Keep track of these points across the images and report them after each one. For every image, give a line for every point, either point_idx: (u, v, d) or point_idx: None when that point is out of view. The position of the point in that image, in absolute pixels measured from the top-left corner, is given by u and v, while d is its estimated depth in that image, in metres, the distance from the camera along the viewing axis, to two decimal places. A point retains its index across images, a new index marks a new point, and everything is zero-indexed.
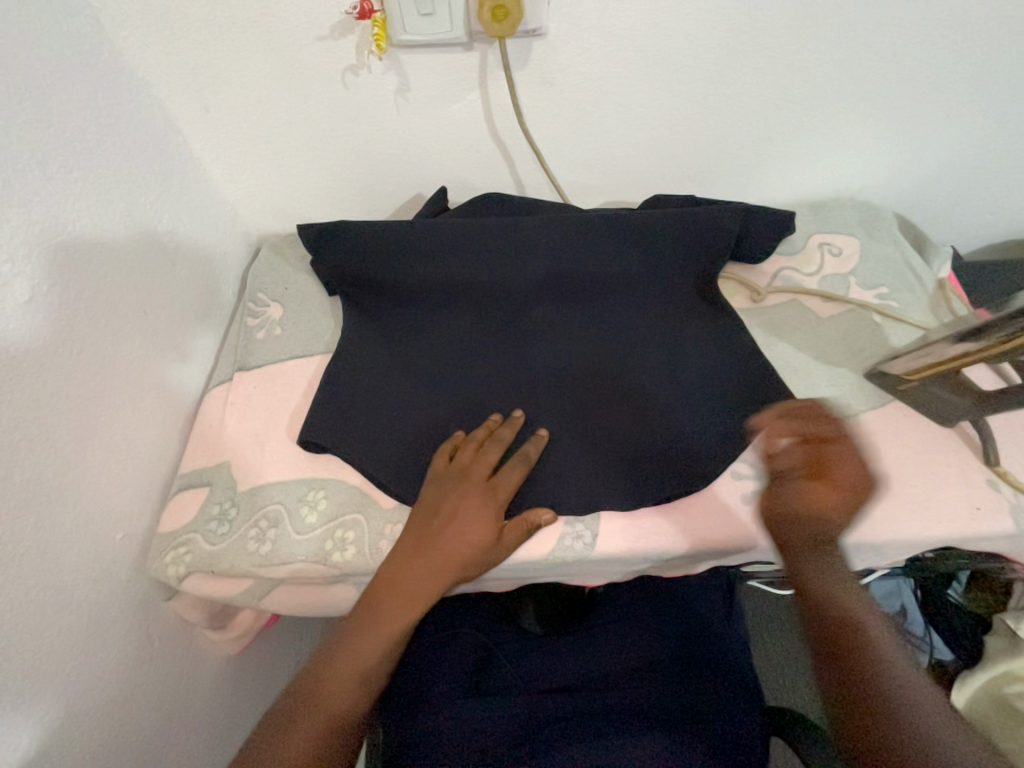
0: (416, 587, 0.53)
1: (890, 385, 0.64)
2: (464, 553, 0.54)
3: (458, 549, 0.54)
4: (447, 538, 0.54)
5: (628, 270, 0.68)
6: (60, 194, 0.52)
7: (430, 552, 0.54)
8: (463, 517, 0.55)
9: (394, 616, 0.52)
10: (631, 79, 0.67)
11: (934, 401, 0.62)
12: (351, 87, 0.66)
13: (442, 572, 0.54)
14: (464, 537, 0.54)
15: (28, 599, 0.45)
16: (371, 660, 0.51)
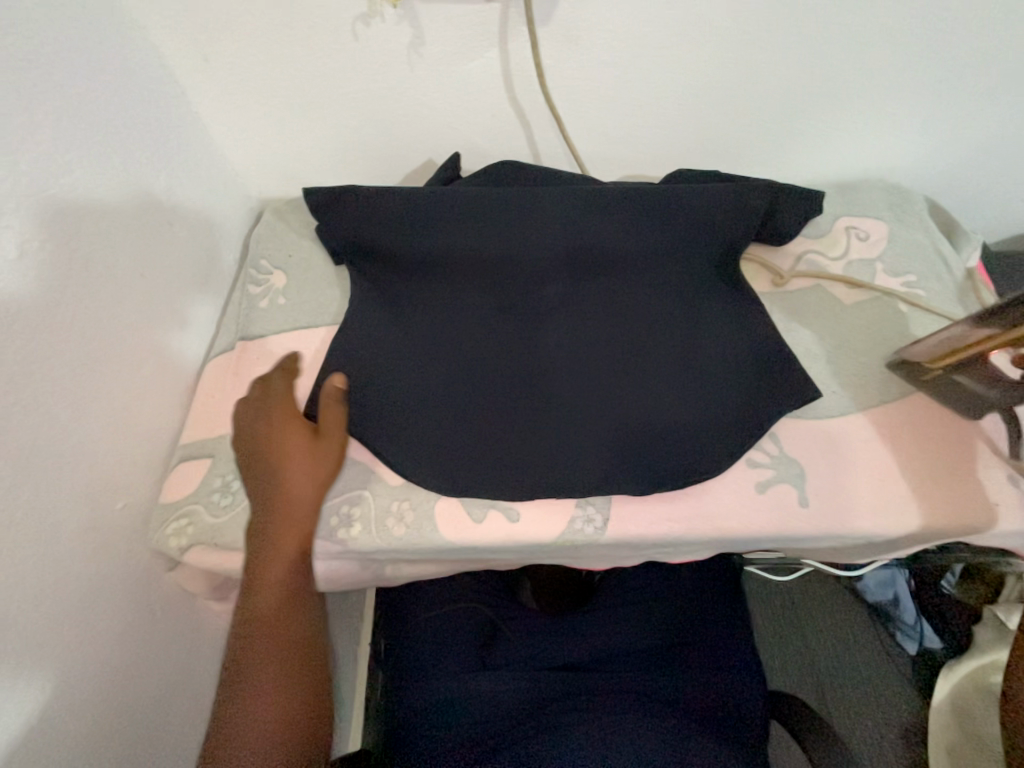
0: (284, 525, 0.52)
1: (910, 378, 0.62)
2: (318, 474, 0.53)
3: (306, 473, 0.53)
4: (293, 469, 0.53)
5: (649, 248, 0.65)
6: (50, 145, 0.49)
7: (292, 471, 0.53)
8: (285, 445, 0.54)
9: (280, 551, 0.51)
10: (661, 41, 0.63)
11: (960, 393, 0.59)
12: (361, 39, 0.62)
13: (305, 500, 0.53)
14: (306, 462, 0.53)
15: (26, 566, 0.44)
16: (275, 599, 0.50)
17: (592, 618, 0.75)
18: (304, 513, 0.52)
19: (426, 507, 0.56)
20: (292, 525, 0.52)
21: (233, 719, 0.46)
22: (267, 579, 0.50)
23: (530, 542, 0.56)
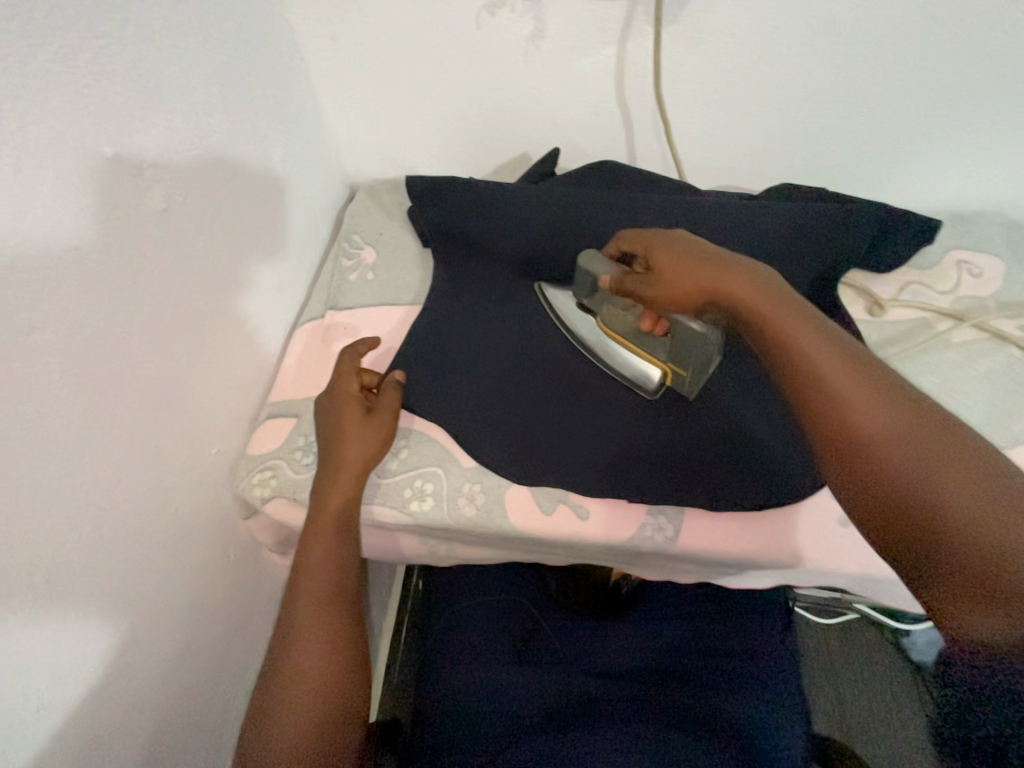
0: (328, 496, 0.53)
1: (683, 386, 0.56)
2: (366, 451, 0.54)
3: (352, 450, 0.54)
4: (339, 446, 0.54)
5: (747, 260, 0.63)
6: (203, 105, 0.52)
7: (346, 456, 0.53)
8: (338, 425, 0.55)
9: (331, 535, 0.51)
10: (786, 48, 0.61)
11: (683, 345, 0.52)
12: (484, 28, 0.63)
13: (349, 473, 0.53)
14: (354, 439, 0.54)
15: (136, 494, 0.47)
16: (323, 583, 0.50)
17: (635, 632, 0.74)
18: (348, 487, 0.53)
19: (497, 492, 0.57)
20: (334, 496, 0.52)
21: (271, 705, 0.45)
22: (311, 545, 0.51)
23: (598, 541, 0.55)
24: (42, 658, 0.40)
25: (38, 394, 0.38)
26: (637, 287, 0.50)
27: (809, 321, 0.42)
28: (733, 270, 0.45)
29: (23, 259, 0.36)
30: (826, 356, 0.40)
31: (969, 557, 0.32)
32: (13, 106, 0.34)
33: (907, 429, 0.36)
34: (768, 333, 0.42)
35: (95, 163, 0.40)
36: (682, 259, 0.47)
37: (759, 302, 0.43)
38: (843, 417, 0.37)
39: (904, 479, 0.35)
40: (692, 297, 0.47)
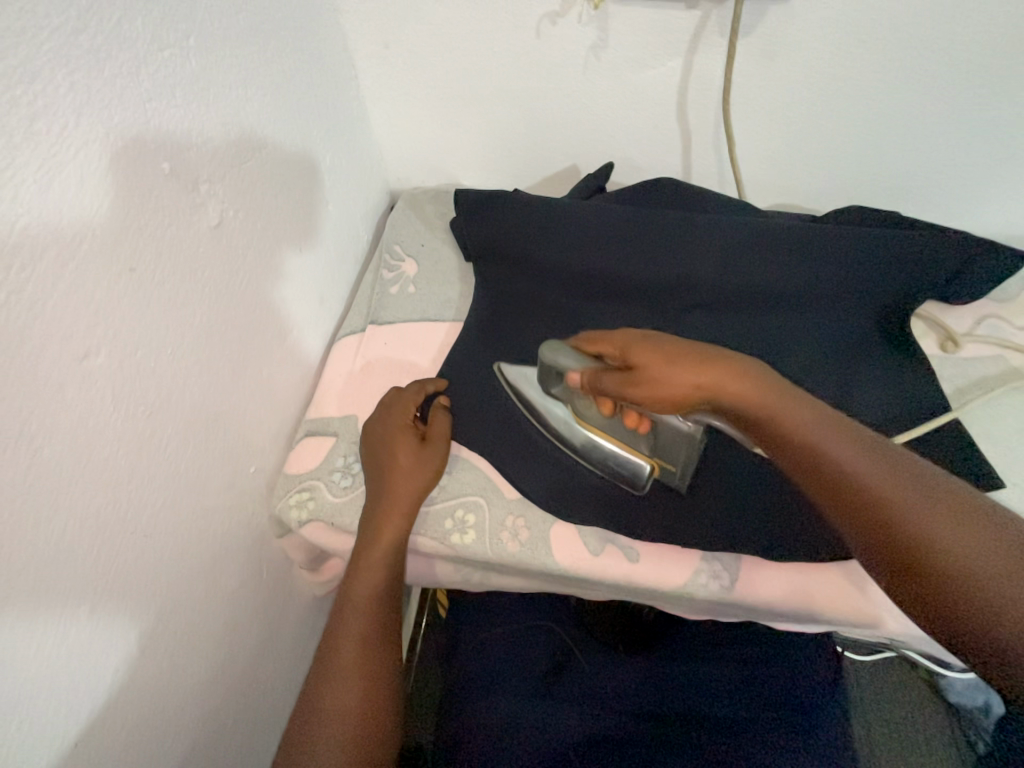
0: (379, 530, 0.51)
1: (672, 480, 0.53)
2: (417, 486, 0.53)
3: (405, 483, 0.53)
4: (393, 478, 0.53)
5: (814, 289, 0.59)
6: (259, 116, 0.50)
7: (398, 488, 0.52)
8: (391, 455, 0.54)
9: (376, 567, 0.50)
10: (868, 65, 0.57)
11: (671, 439, 0.51)
12: (544, 38, 0.60)
13: (401, 509, 0.52)
14: (407, 470, 0.53)
15: (179, 519, 0.46)
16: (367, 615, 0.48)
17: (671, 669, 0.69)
18: (398, 518, 0.52)
19: (542, 528, 0.54)
20: (386, 529, 0.51)
21: (305, 738, 0.43)
22: (357, 578, 0.49)
23: (649, 585, 0.53)
24: (83, 691, 0.38)
25: (91, 421, 0.37)
26: (618, 388, 0.46)
27: (811, 411, 0.41)
28: (717, 367, 0.43)
29: (82, 283, 0.35)
30: (845, 453, 0.39)
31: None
32: (78, 125, 0.33)
33: (949, 523, 0.35)
34: (779, 430, 0.41)
35: (152, 181, 0.39)
36: (658, 356, 0.44)
37: (756, 395, 0.42)
38: (882, 521, 0.36)
39: (967, 582, 0.33)
40: (684, 394, 0.44)
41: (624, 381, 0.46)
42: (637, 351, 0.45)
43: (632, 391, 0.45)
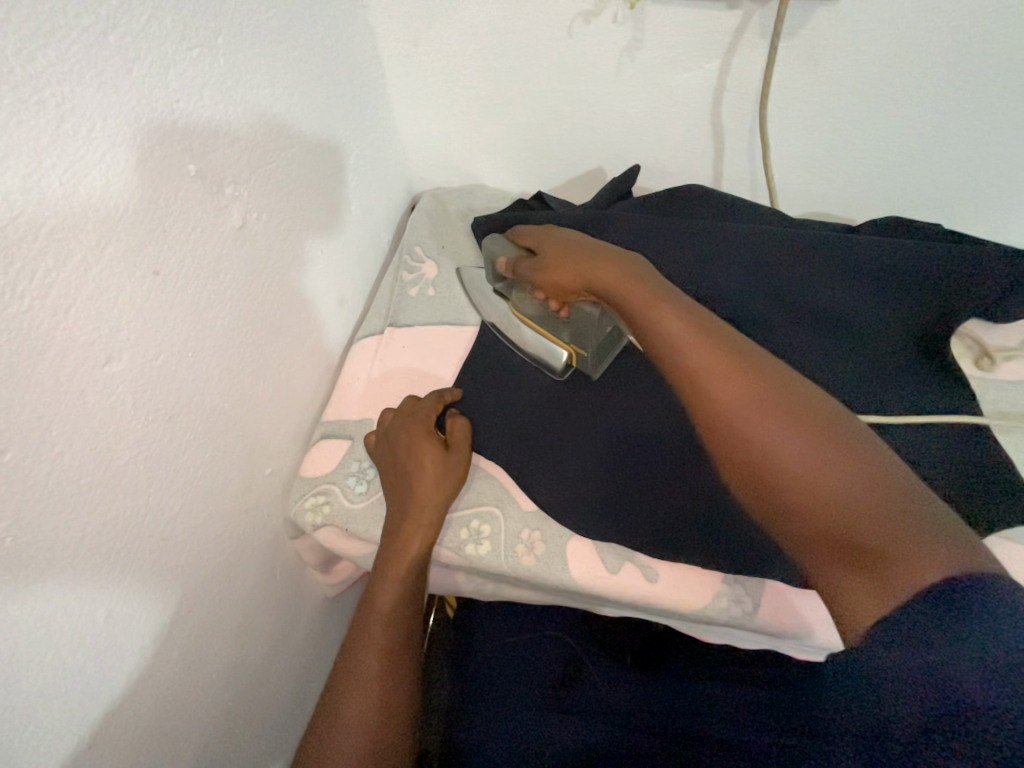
0: (405, 542, 0.50)
1: (587, 368, 0.57)
2: (442, 496, 0.52)
3: (431, 492, 0.52)
4: (418, 487, 0.52)
5: (850, 304, 0.56)
6: (285, 115, 0.49)
7: (421, 494, 0.52)
8: (416, 463, 0.53)
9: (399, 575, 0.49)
10: (917, 70, 0.54)
11: (584, 322, 0.56)
12: (576, 37, 0.58)
13: (426, 518, 0.51)
14: (431, 478, 0.52)
15: (196, 522, 0.45)
16: (388, 624, 0.48)
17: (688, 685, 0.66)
18: (422, 527, 0.51)
19: (559, 543, 0.53)
20: (413, 540, 0.50)
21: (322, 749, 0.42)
22: (381, 587, 0.49)
23: (667, 605, 0.51)
24: (97, 693, 0.39)
25: (112, 426, 0.36)
26: (530, 272, 0.56)
27: (674, 308, 0.43)
28: (597, 263, 0.48)
29: (106, 288, 0.34)
30: (694, 342, 0.41)
31: (833, 521, 0.33)
32: (105, 127, 0.32)
33: (774, 405, 0.37)
34: (642, 322, 0.44)
35: (177, 183, 0.38)
36: (562, 247, 0.52)
37: (625, 290, 0.46)
38: (712, 398, 0.38)
39: (775, 454, 0.35)
40: (572, 281, 0.51)
41: (534, 266, 0.55)
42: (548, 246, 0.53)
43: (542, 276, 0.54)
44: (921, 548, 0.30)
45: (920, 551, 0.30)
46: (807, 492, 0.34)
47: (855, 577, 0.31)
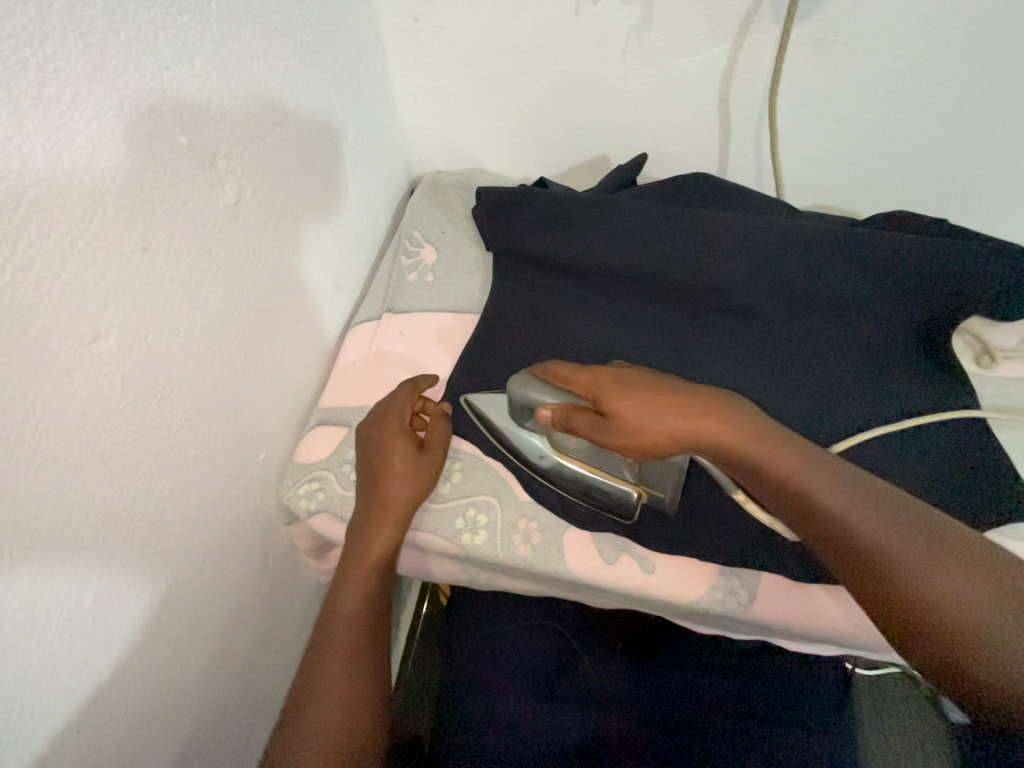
0: (372, 539, 0.50)
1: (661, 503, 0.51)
2: (411, 493, 0.51)
3: (398, 493, 0.51)
4: (386, 485, 0.51)
5: (853, 296, 0.56)
6: (281, 89, 0.48)
7: (388, 495, 0.51)
8: (384, 460, 0.52)
9: (366, 572, 0.49)
10: (930, 59, 0.53)
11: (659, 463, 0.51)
12: (583, 16, 0.57)
13: (393, 517, 0.51)
14: (399, 476, 0.51)
15: (188, 506, 0.45)
16: (355, 620, 0.48)
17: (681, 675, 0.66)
18: (390, 526, 0.50)
19: (555, 533, 0.53)
20: (378, 541, 0.50)
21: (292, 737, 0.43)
22: (348, 583, 0.49)
23: (662, 596, 0.51)
24: (86, 676, 0.38)
25: (99, 407, 0.35)
26: (593, 430, 0.44)
27: (791, 455, 0.41)
28: (697, 415, 0.41)
29: (93, 263, 0.33)
30: (821, 489, 0.40)
31: (998, 673, 0.34)
32: (92, 93, 0.31)
33: (914, 550, 0.37)
34: (762, 475, 0.41)
35: (168, 156, 0.37)
36: (635, 404, 0.42)
37: (746, 444, 0.41)
38: (856, 554, 0.38)
39: (932, 610, 0.36)
40: (665, 441, 0.41)
41: (597, 423, 0.44)
42: (610, 399, 0.42)
43: (603, 438, 0.44)
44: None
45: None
46: (964, 642, 0.35)
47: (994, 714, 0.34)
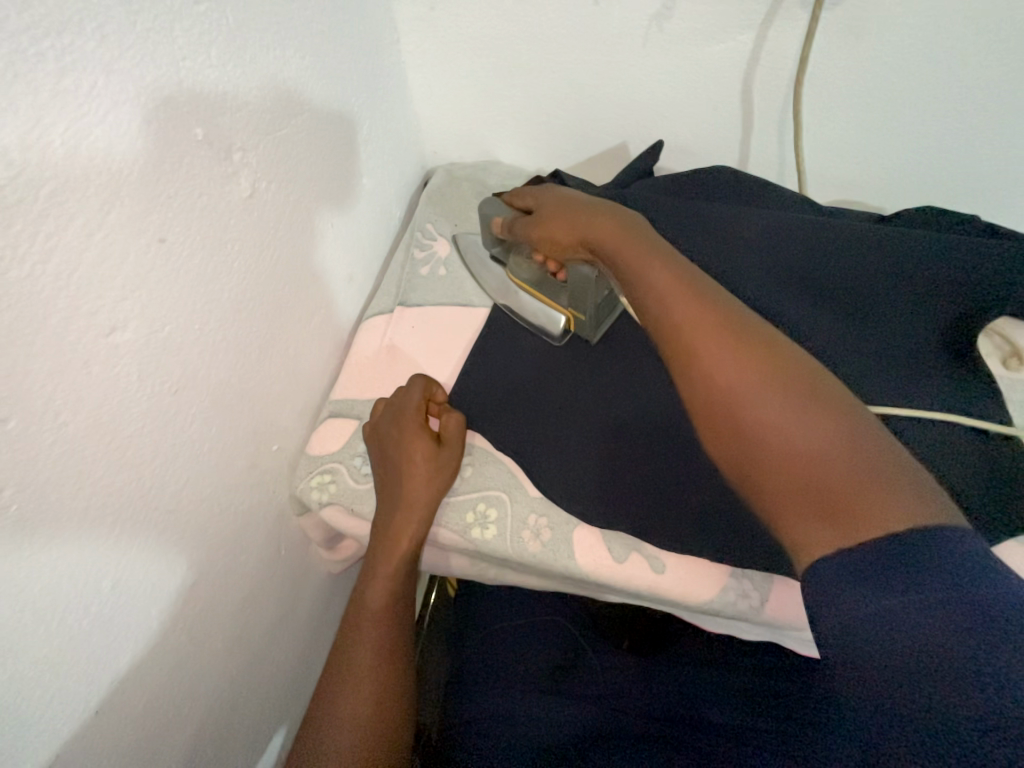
0: (397, 536, 0.50)
1: (585, 331, 0.58)
2: (434, 491, 0.52)
3: (420, 491, 0.51)
4: (408, 482, 0.51)
5: (879, 294, 0.54)
6: (296, 79, 0.47)
7: (406, 488, 0.51)
8: (406, 456, 0.52)
9: (390, 571, 0.50)
10: (966, 47, 0.51)
11: (579, 286, 0.54)
12: (603, 3, 0.55)
13: (417, 514, 0.51)
14: (420, 473, 0.51)
15: (203, 495, 0.45)
16: (383, 621, 0.49)
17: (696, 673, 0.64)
18: (412, 525, 0.51)
19: (565, 530, 0.53)
20: (402, 541, 0.50)
21: (321, 737, 0.43)
22: (374, 583, 0.50)
23: (674, 597, 0.51)
24: (103, 662, 0.39)
25: (117, 399, 0.36)
26: (524, 229, 0.55)
27: (671, 262, 0.43)
28: (599, 218, 0.48)
29: (109, 256, 0.33)
30: (686, 303, 0.40)
31: (839, 482, 0.31)
32: (108, 84, 0.31)
33: (758, 364, 0.36)
34: (632, 276, 0.44)
35: (183, 148, 0.37)
36: (560, 205, 0.52)
37: (623, 243, 0.45)
38: (696, 357, 0.38)
39: (760, 414, 0.34)
40: (574, 238, 0.50)
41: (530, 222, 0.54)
42: (544, 202, 0.54)
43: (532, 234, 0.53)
44: (896, 508, 0.29)
45: (894, 506, 0.29)
46: (790, 453, 0.33)
47: (814, 522, 0.31)
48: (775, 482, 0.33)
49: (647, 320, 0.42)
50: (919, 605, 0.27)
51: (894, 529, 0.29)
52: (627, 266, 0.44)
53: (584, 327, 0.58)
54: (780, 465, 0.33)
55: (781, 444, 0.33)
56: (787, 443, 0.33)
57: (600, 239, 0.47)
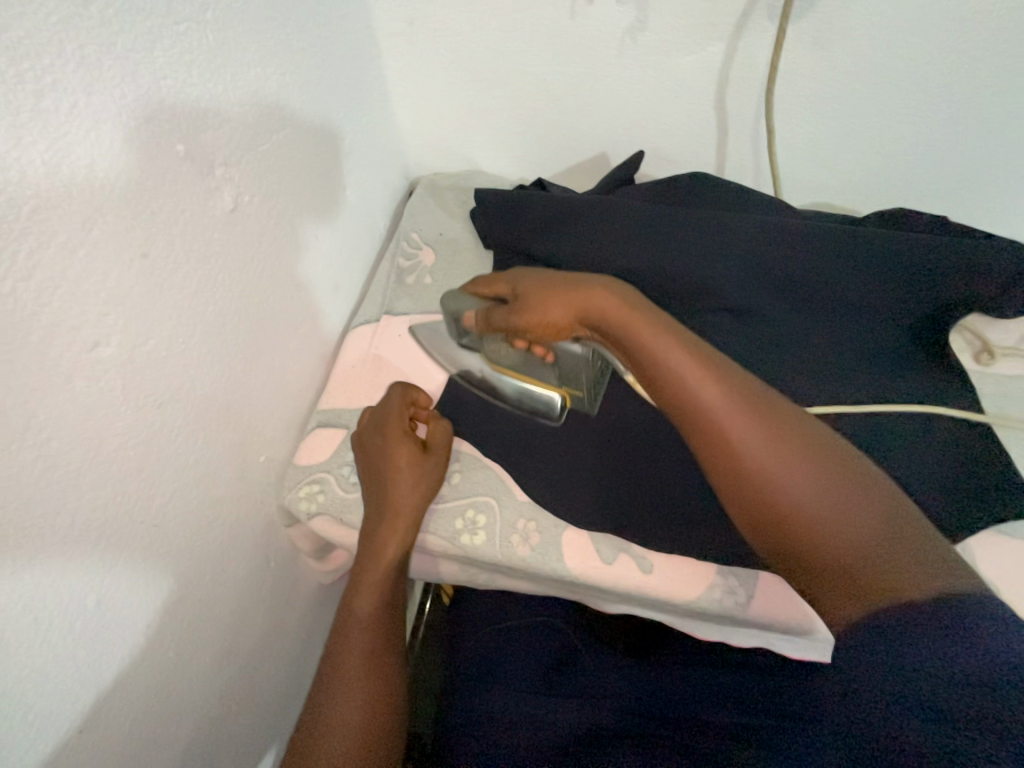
0: (384, 543, 0.50)
1: (582, 404, 0.55)
2: (420, 497, 0.52)
3: (406, 497, 0.51)
4: (394, 490, 0.51)
5: (853, 294, 0.55)
6: (276, 94, 0.48)
7: (392, 500, 0.51)
8: (391, 462, 0.52)
9: (378, 578, 0.50)
10: (926, 55, 0.53)
11: (571, 364, 0.53)
12: (578, 16, 0.57)
13: (403, 521, 0.51)
14: (405, 481, 0.51)
15: (189, 509, 0.45)
16: (372, 627, 0.49)
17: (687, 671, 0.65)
18: (400, 532, 0.51)
19: (553, 533, 0.53)
20: (389, 547, 0.50)
21: (312, 744, 0.43)
22: (363, 591, 0.50)
23: (661, 596, 0.51)
24: (89, 679, 0.38)
25: (101, 413, 0.36)
26: (504, 320, 0.50)
27: (681, 339, 0.41)
28: (594, 294, 0.44)
29: (92, 271, 0.33)
30: (711, 387, 0.38)
31: (869, 558, 0.33)
32: (88, 103, 0.31)
33: (791, 446, 0.36)
34: (646, 359, 0.41)
35: (165, 163, 0.37)
36: (542, 284, 0.47)
37: (630, 322, 0.42)
38: (727, 442, 0.37)
39: (796, 498, 0.35)
40: (567, 319, 0.46)
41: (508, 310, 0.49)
42: (523, 281, 0.49)
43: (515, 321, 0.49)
44: (920, 577, 0.32)
45: (915, 572, 0.32)
46: (828, 535, 0.34)
47: (845, 593, 0.33)
48: (811, 560, 0.34)
49: (662, 400, 0.41)
50: (949, 648, 0.30)
51: (920, 596, 0.31)
52: (639, 347, 0.41)
53: (580, 400, 0.55)
54: (815, 545, 0.34)
55: (815, 524, 0.34)
56: (820, 523, 0.34)
57: (603, 315, 0.43)
